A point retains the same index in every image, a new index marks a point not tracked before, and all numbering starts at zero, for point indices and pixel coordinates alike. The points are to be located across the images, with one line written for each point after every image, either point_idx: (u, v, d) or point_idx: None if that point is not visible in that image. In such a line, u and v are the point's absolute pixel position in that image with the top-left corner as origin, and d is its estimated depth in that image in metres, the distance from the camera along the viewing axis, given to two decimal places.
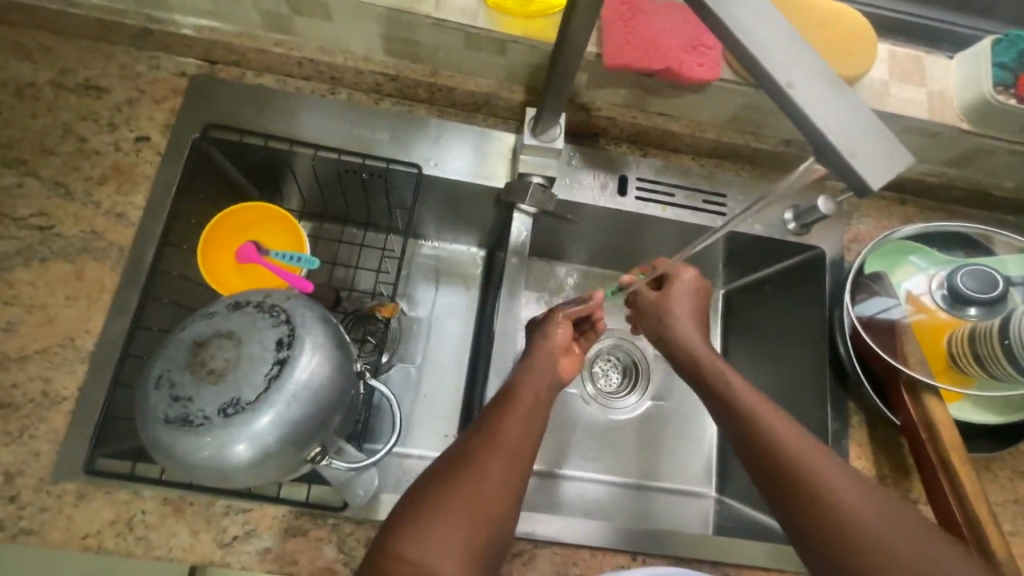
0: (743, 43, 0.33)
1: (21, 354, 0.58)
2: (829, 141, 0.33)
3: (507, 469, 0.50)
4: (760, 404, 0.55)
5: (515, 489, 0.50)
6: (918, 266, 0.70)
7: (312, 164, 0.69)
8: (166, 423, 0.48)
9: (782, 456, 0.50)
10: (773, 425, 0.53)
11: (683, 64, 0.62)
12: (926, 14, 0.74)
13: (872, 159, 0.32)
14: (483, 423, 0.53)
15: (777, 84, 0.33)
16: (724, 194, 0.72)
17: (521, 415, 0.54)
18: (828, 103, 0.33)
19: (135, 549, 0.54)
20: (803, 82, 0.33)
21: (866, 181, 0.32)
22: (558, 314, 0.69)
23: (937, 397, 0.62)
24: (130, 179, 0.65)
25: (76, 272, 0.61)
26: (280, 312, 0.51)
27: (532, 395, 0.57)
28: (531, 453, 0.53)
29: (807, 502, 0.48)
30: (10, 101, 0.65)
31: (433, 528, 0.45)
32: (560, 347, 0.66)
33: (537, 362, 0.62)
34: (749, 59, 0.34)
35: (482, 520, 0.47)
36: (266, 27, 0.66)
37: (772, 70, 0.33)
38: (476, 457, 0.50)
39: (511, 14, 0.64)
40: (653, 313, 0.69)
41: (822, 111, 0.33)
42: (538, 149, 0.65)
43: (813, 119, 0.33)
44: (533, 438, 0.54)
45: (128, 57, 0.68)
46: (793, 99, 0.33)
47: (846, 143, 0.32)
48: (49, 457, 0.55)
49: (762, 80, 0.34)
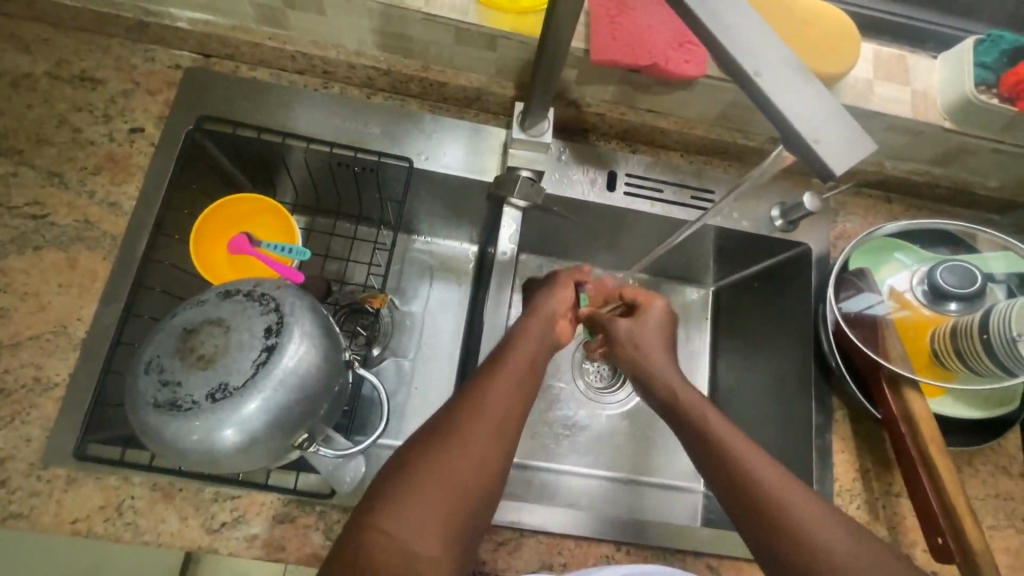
0: (722, 41, 0.34)
1: (14, 341, 0.58)
2: (796, 131, 0.34)
3: (489, 442, 0.50)
4: (732, 435, 0.55)
5: (497, 459, 0.50)
6: (903, 262, 0.71)
7: (305, 158, 0.70)
8: (155, 407, 0.48)
9: (755, 483, 0.51)
10: (746, 457, 0.53)
11: (670, 60, 0.63)
12: (912, 15, 0.75)
13: (834, 146, 0.34)
14: (465, 394, 0.54)
15: (746, 74, 0.34)
16: (712, 191, 0.73)
17: (503, 387, 0.54)
18: (796, 96, 0.34)
19: (124, 534, 0.55)
20: (772, 73, 0.34)
21: (831, 168, 0.34)
22: (565, 277, 0.71)
23: (918, 391, 0.63)
24: (123, 170, 0.65)
25: (69, 260, 0.62)
26: (269, 300, 0.52)
27: (523, 363, 0.57)
28: (514, 428, 0.53)
29: (784, 531, 0.48)
30: (6, 91, 0.65)
31: (411, 501, 0.46)
32: (557, 313, 0.66)
33: (528, 326, 0.63)
34: (720, 52, 0.35)
35: (461, 494, 0.48)
36: (260, 20, 0.67)
37: (740, 63, 0.34)
38: (457, 429, 0.50)
39: (501, 10, 0.65)
40: (624, 341, 0.68)
41: (786, 98, 0.34)
42: (527, 143, 0.66)
43: (783, 112, 0.34)
44: (518, 409, 0.54)
45: (123, 50, 0.69)
46: (763, 90, 0.34)
47: (810, 131, 0.34)
48: (40, 442, 0.56)
49: (730, 69, 0.35)
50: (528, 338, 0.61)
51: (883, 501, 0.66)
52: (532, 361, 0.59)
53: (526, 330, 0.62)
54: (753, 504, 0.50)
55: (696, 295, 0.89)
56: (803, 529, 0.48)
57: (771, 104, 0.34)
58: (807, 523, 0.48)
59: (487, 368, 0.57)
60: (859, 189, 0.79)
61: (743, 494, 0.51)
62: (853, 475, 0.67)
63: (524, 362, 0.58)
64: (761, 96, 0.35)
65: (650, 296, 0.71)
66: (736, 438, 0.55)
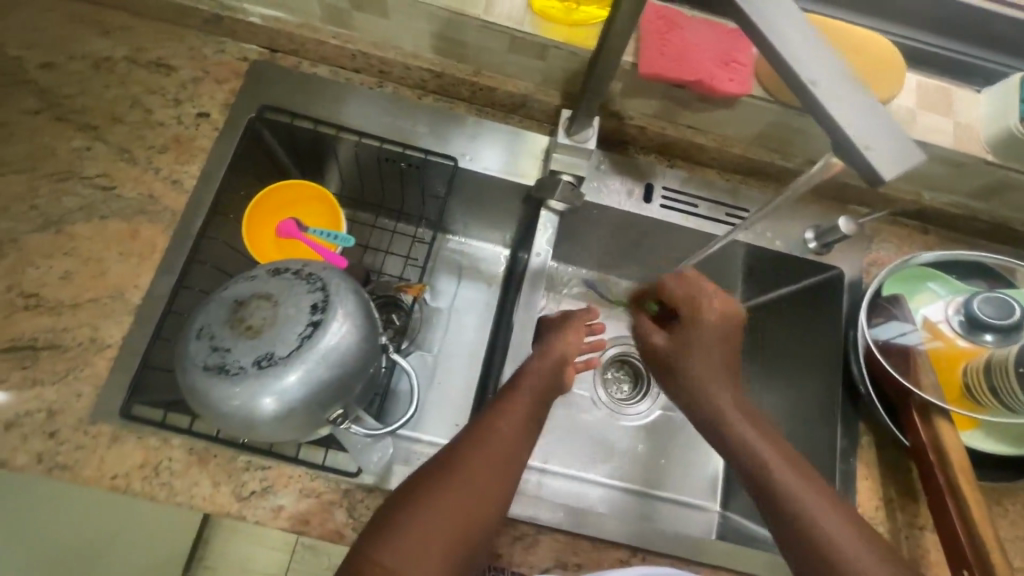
0: (777, 48, 0.36)
1: (73, 302, 0.62)
2: (848, 137, 0.35)
3: (489, 482, 0.52)
4: (799, 465, 0.55)
5: (495, 501, 0.52)
6: (938, 293, 0.71)
7: (355, 150, 0.73)
8: (204, 369, 0.51)
9: (809, 524, 0.51)
10: (808, 497, 0.52)
11: (716, 78, 0.65)
12: (958, 49, 0.75)
13: (886, 151, 0.35)
14: (471, 432, 0.55)
15: (800, 81, 0.36)
16: (746, 209, 0.75)
17: (508, 427, 0.56)
18: (849, 105, 0.35)
19: (159, 493, 0.57)
20: (828, 82, 0.36)
21: (881, 174, 0.35)
22: (574, 319, 0.69)
23: (948, 420, 0.63)
24: (187, 151, 0.69)
25: (130, 231, 0.65)
26: (316, 279, 0.55)
27: (531, 398, 0.60)
28: (515, 466, 0.55)
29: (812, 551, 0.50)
30: (88, 72, 0.70)
31: (411, 537, 0.47)
32: (568, 356, 0.65)
33: (539, 364, 0.63)
34: (776, 58, 0.36)
35: (461, 532, 0.49)
36: (326, 20, 0.71)
37: (796, 68, 0.36)
38: (459, 469, 0.52)
39: (555, 21, 0.67)
40: (663, 350, 0.67)
41: (839, 105, 0.35)
42: (568, 148, 0.68)
43: (836, 119, 0.35)
44: (521, 449, 0.56)
45: (197, 40, 0.74)
46: (816, 98, 0.36)
47: (862, 137, 0.35)
48: (89, 399, 0.59)
49: (787, 76, 0.36)
50: (538, 375, 0.62)
51: (907, 533, 0.65)
52: (539, 400, 0.60)
53: (531, 370, 0.62)
54: (825, 568, 0.49)
55: None
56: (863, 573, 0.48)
57: (823, 110, 0.35)
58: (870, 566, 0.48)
59: (494, 406, 0.58)
60: (895, 218, 0.78)
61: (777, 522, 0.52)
62: (877, 503, 0.66)
63: (528, 410, 0.59)
64: (815, 103, 0.36)
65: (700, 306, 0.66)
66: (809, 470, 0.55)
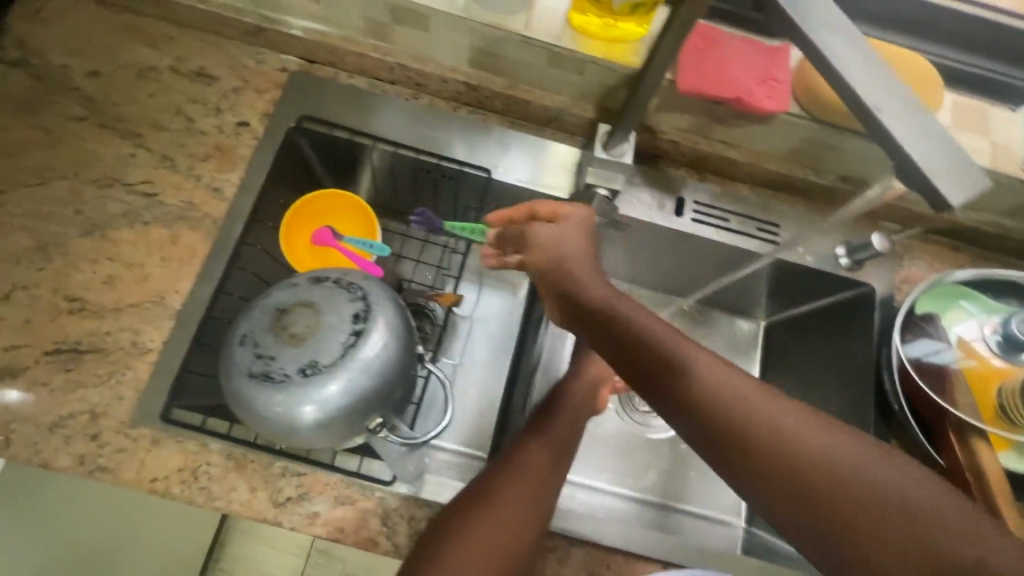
0: (848, 81, 0.38)
1: (116, 306, 0.63)
2: (915, 163, 0.38)
3: (526, 509, 0.54)
4: (749, 387, 0.43)
5: (534, 527, 0.54)
6: (968, 310, 0.71)
7: (391, 160, 0.75)
8: (249, 376, 0.52)
9: (761, 428, 0.41)
10: (749, 395, 0.42)
11: (753, 96, 0.65)
12: (995, 68, 0.75)
13: (951, 177, 0.38)
14: (505, 460, 0.58)
15: (869, 109, 0.38)
16: (777, 224, 0.75)
17: (541, 455, 0.59)
18: (916, 132, 0.38)
19: (197, 497, 0.58)
20: (895, 110, 0.38)
21: (948, 200, 0.38)
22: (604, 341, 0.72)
23: (986, 442, 0.63)
24: (228, 159, 0.70)
25: (172, 237, 0.66)
26: (357, 288, 0.56)
27: (565, 428, 0.63)
28: (550, 494, 0.57)
29: (777, 466, 0.39)
30: (132, 81, 0.72)
31: (451, 563, 0.49)
32: (597, 383, 0.69)
33: (571, 396, 0.66)
34: (845, 88, 0.38)
35: (499, 558, 0.51)
36: (366, 32, 0.73)
37: (865, 98, 0.38)
38: (496, 495, 0.54)
39: (595, 38, 0.68)
40: (547, 249, 0.57)
41: (907, 133, 0.38)
42: (603, 161, 0.69)
43: (904, 145, 0.38)
44: (555, 478, 0.58)
45: (238, 51, 0.75)
46: (884, 125, 0.38)
47: (928, 164, 0.38)
48: (130, 402, 0.60)
49: (855, 105, 0.39)
50: (571, 402, 0.66)
51: None
52: (571, 429, 0.63)
53: (563, 401, 0.66)
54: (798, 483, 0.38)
55: (747, 327, 0.89)
56: (943, 536, 0.35)
57: (891, 138, 0.38)
58: (903, 485, 0.37)
59: (526, 434, 0.61)
60: (927, 235, 0.78)
61: (724, 439, 0.41)
62: None
63: (566, 429, 0.63)
64: (882, 129, 0.38)
65: (564, 206, 0.61)
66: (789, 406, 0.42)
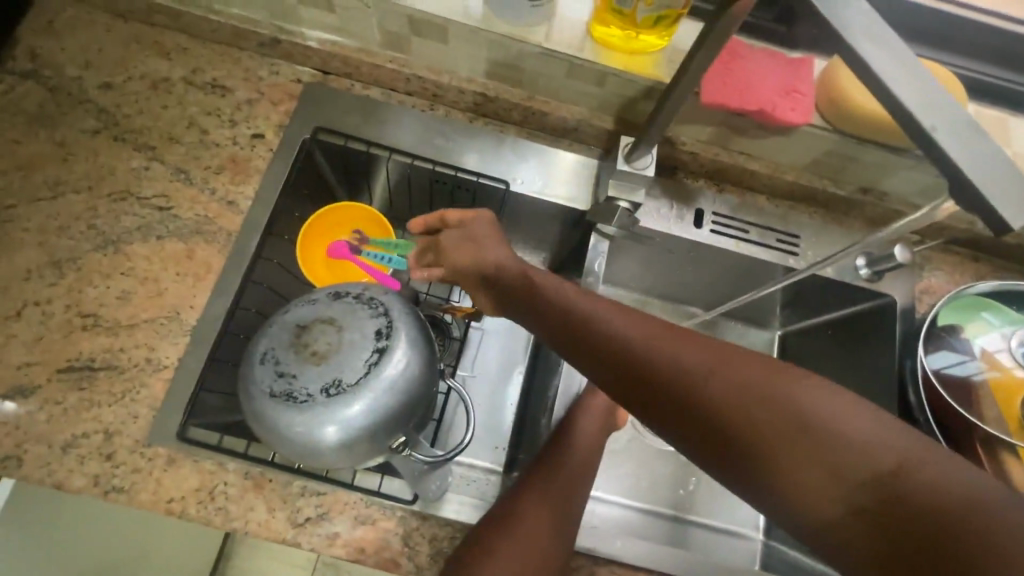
0: (899, 100, 0.39)
1: (131, 322, 0.62)
2: (972, 181, 0.39)
3: (552, 528, 0.53)
4: (689, 353, 0.43)
5: (559, 545, 0.53)
6: (991, 323, 0.70)
7: (408, 172, 0.74)
8: (271, 396, 0.51)
9: (706, 393, 0.42)
10: (692, 359, 0.43)
11: (778, 108, 0.65)
12: (1015, 79, 0.75)
13: (1009, 199, 0.39)
14: (528, 477, 0.57)
15: (922, 127, 0.39)
16: (796, 235, 0.74)
17: (565, 473, 0.58)
18: (970, 150, 0.39)
19: (214, 518, 0.56)
20: (948, 128, 0.39)
21: (1005, 220, 0.39)
22: None
23: (1016, 456, 0.62)
24: (243, 172, 0.69)
25: (187, 252, 0.65)
26: (378, 304, 0.55)
27: (586, 443, 0.62)
28: (573, 511, 0.56)
29: (729, 428, 0.41)
30: (145, 92, 0.71)
31: None
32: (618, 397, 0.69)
33: (590, 412, 0.66)
34: (896, 106, 0.39)
35: None
36: (383, 44, 0.72)
37: (918, 116, 0.39)
38: (521, 514, 0.53)
39: (616, 49, 0.68)
40: (467, 251, 0.57)
41: (962, 152, 0.39)
42: (626, 174, 0.67)
43: (959, 164, 0.39)
44: (579, 495, 0.57)
45: (252, 62, 0.74)
46: (937, 143, 0.39)
47: (985, 183, 0.39)
48: (145, 420, 0.58)
49: (908, 123, 0.39)
50: (590, 415, 0.65)
51: None
52: (592, 445, 0.62)
53: (584, 416, 0.65)
54: (745, 443, 0.40)
55: (762, 337, 0.88)
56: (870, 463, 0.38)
57: (945, 155, 0.39)
58: (839, 427, 0.39)
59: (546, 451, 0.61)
60: (946, 246, 0.78)
61: (679, 411, 0.42)
62: None
63: (587, 444, 0.62)
64: (935, 147, 0.39)
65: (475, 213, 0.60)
66: (779, 387, 0.41)
